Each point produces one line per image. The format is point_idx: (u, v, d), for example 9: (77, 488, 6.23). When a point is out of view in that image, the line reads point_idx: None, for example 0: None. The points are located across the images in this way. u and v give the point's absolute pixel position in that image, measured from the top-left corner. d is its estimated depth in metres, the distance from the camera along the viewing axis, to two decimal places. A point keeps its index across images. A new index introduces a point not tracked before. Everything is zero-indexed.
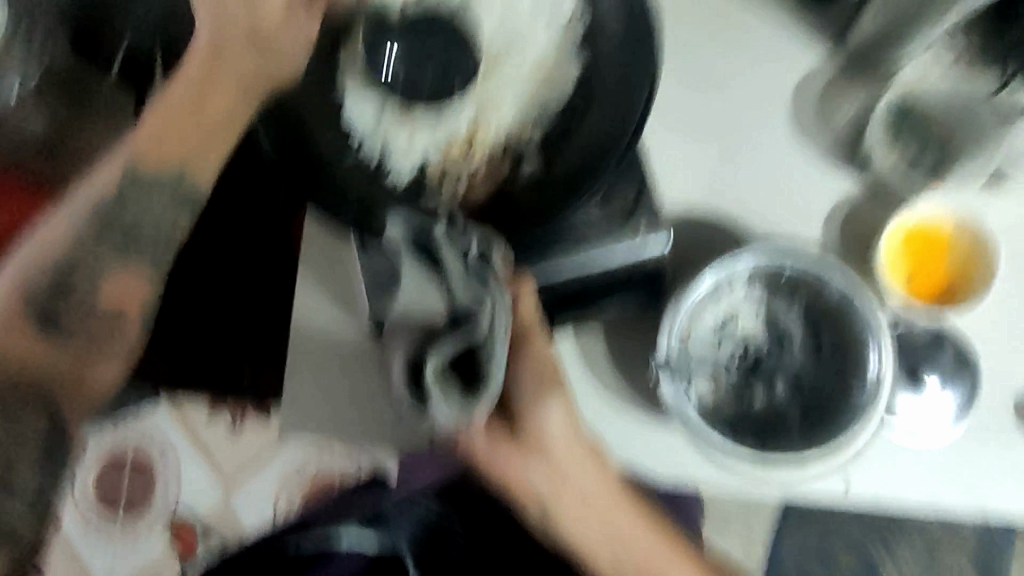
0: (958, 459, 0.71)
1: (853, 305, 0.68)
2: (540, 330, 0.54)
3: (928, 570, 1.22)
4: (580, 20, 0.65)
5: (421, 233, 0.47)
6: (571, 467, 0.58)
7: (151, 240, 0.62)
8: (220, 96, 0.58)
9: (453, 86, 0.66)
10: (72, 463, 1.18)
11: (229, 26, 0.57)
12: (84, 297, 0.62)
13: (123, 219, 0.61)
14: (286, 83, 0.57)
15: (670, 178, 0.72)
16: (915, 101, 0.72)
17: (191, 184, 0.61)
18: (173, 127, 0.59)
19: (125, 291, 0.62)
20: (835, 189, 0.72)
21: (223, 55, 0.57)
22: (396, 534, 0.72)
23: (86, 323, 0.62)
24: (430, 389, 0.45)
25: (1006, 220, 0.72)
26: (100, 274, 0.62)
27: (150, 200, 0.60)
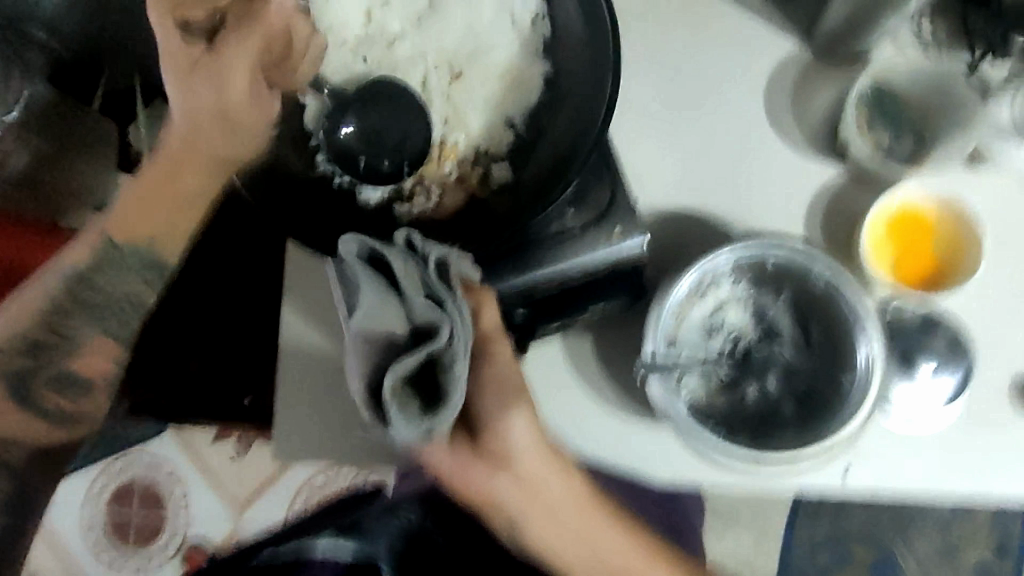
0: (957, 442, 0.70)
1: (836, 291, 0.67)
2: (502, 338, 0.52)
3: (942, 551, 1.22)
4: (543, 22, 0.65)
5: (365, 240, 0.44)
6: (539, 477, 0.56)
7: (107, 305, 0.62)
8: (198, 177, 0.56)
9: (406, 134, 0.61)
10: (79, 499, 1.17)
11: (193, 96, 0.52)
12: (51, 374, 0.63)
13: (88, 289, 0.61)
14: (186, 112, 0.53)
15: (647, 176, 0.71)
16: (890, 86, 0.72)
17: (150, 250, 0.60)
18: (149, 205, 0.58)
19: (95, 362, 0.64)
20: (816, 177, 0.72)
21: (190, 134, 0.54)
22: (376, 546, 0.75)
23: (51, 403, 0.64)
24: (389, 407, 0.40)
25: (990, 199, 0.71)
26: (70, 352, 0.63)
27: (104, 267, 0.61)
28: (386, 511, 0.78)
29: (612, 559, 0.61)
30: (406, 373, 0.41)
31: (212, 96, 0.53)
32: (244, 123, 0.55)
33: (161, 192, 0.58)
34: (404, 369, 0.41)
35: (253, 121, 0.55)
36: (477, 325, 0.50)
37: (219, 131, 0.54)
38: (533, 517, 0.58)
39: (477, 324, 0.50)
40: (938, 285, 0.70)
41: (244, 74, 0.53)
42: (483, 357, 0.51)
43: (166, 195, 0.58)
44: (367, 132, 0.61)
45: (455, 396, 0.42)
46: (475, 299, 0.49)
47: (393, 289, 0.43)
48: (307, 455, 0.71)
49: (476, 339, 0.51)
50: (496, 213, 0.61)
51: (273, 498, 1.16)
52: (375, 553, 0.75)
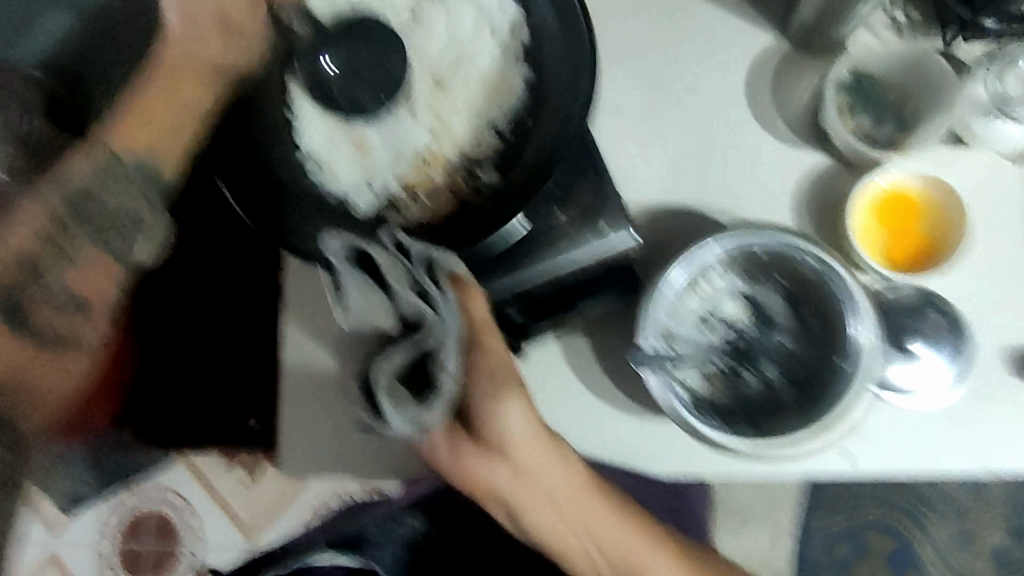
0: (958, 419, 0.70)
1: (826, 275, 0.66)
2: (492, 333, 0.52)
3: (960, 537, 1.21)
4: (521, 27, 0.66)
5: (351, 241, 0.45)
6: (535, 467, 0.56)
7: (110, 219, 0.56)
8: (196, 83, 0.59)
9: (382, 65, 0.66)
10: (93, 531, 1.18)
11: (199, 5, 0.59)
12: (48, 298, 0.55)
13: (92, 206, 0.55)
14: (189, 19, 0.59)
15: (633, 174, 0.72)
16: (867, 72, 0.73)
17: (149, 163, 0.58)
18: (140, 116, 0.58)
19: (95, 282, 0.56)
20: (801, 165, 0.73)
21: (187, 38, 0.59)
22: (379, 556, 0.77)
23: (51, 326, 0.55)
24: (381, 401, 0.42)
25: (975, 177, 0.72)
26: (68, 265, 0.55)
27: (104, 182, 0.56)
28: (388, 522, 0.79)
29: (618, 550, 0.62)
30: (396, 367, 0.43)
31: (213, 4, 0.59)
32: (244, 32, 0.60)
33: (153, 106, 0.58)
34: (394, 363, 0.42)
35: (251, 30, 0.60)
36: (467, 317, 0.50)
37: (216, 35, 0.59)
38: (529, 509, 0.58)
39: (466, 317, 0.51)
40: (914, 266, 0.71)
41: None
42: (471, 354, 0.51)
43: (157, 107, 0.58)
44: (349, 66, 0.65)
45: (444, 382, 0.43)
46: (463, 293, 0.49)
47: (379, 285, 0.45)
48: (315, 467, 0.71)
49: (467, 333, 0.51)
50: (483, 213, 0.62)
51: (286, 520, 1.17)
52: (380, 561, 0.76)
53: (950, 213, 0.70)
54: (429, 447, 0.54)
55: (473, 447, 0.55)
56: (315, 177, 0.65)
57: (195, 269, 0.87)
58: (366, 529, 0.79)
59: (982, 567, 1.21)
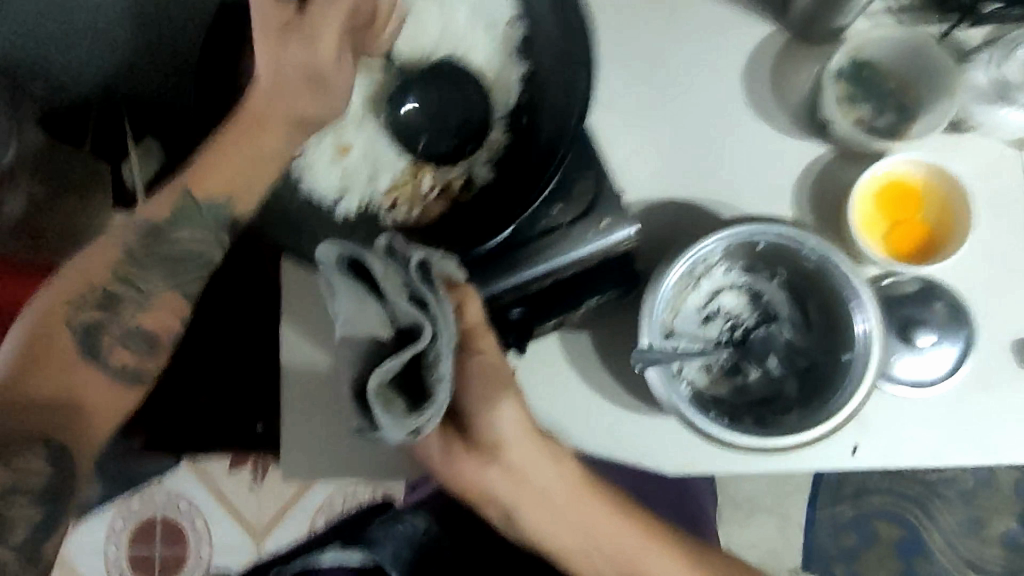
0: (965, 409, 0.70)
1: (829, 267, 0.65)
2: (486, 336, 0.52)
3: (968, 524, 1.20)
4: (518, 22, 0.65)
5: (345, 248, 0.42)
6: (535, 467, 0.56)
7: (183, 260, 0.59)
8: (278, 138, 0.56)
9: (455, 104, 0.65)
10: (103, 538, 1.18)
11: (286, 61, 0.53)
12: (119, 331, 0.57)
13: (164, 242, 0.58)
14: (275, 72, 0.54)
15: (630, 168, 0.71)
16: (866, 60, 0.72)
17: (221, 208, 0.57)
18: (219, 161, 0.56)
19: (162, 319, 0.59)
20: (802, 156, 0.72)
21: (281, 95, 0.54)
22: (383, 552, 0.69)
23: (117, 359, 0.57)
24: (375, 409, 0.40)
25: (978, 162, 0.71)
26: (140, 306, 0.58)
27: (179, 221, 0.58)
28: (391, 520, 0.74)
29: (617, 550, 0.60)
30: (389, 375, 0.41)
31: (303, 61, 0.53)
32: (335, 89, 0.55)
33: (231, 158, 0.56)
34: (388, 371, 0.41)
35: (342, 89, 0.56)
36: (460, 320, 0.50)
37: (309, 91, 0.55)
38: (533, 512, 0.58)
39: (459, 318, 0.50)
40: (920, 258, 0.70)
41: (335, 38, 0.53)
42: (469, 357, 0.51)
43: (234, 161, 0.56)
44: (429, 108, 0.65)
45: (440, 390, 0.42)
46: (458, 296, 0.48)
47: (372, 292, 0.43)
48: (319, 473, 0.71)
49: (460, 338, 0.50)
50: (479, 216, 0.62)
51: (293, 521, 1.17)
52: (381, 556, 0.69)
53: (961, 205, 0.68)
54: (421, 447, 0.55)
55: (475, 449, 0.54)
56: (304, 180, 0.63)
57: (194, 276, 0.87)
58: (369, 529, 0.73)
59: (993, 553, 1.21)
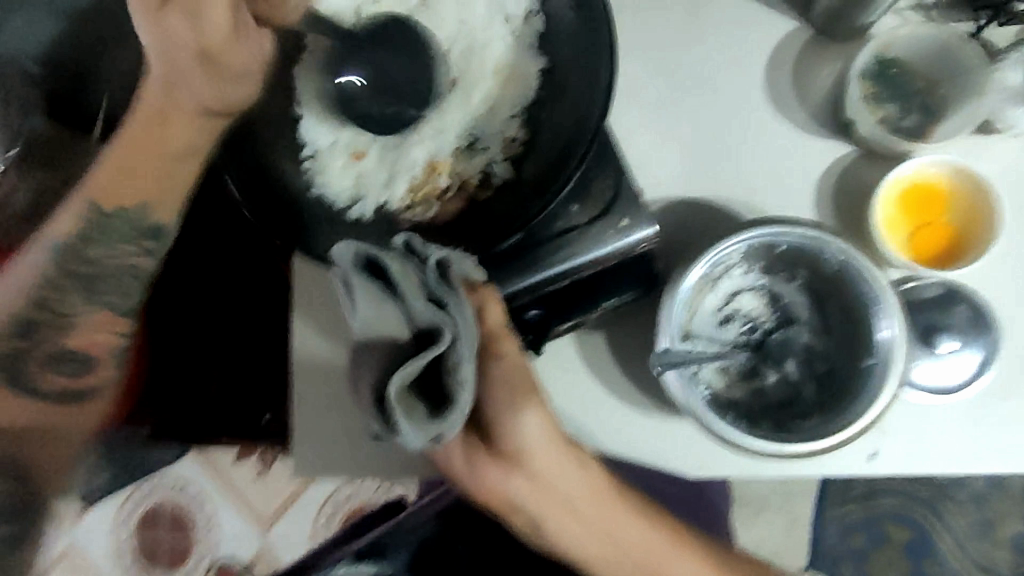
0: (985, 416, 0.68)
1: (851, 270, 0.64)
2: (508, 339, 0.50)
3: (979, 527, 1.19)
4: (536, 16, 0.63)
5: (363, 249, 0.42)
6: (552, 473, 0.55)
7: (106, 276, 0.62)
8: (184, 129, 0.58)
9: (403, 78, 0.63)
10: (114, 524, 1.19)
11: (171, 34, 0.54)
12: (46, 356, 0.62)
13: (81, 261, 0.60)
14: (168, 63, 0.56)
15: (649, 167, 0.70)
16: (892, 58, 0.70)
17: (139, 214, 0.60)
18: (131, 163, 0.59)
19: (93, 339, 0.64)
20: (825, 155, 0.70)
21: (170, 80, 0.56)
22: (396, 561, 0.74)
23: (50, 385, 0.63)
24: (395, 413, 0.39)
25: (1005, 164, 0.69)
26: (67, 331, 0.62)
27: (93, 237, 0.60)
28: (401, 526, 0.76)
29: (639, 553, 0.60)
30: (410, 377, 0.40)
31: (190, 37, 0.54)
32: (232, 66, 0.56)
33: (138, 155, 0.59)
34: (408, 373, 0.40)
35: (240, 62, 0.56)
36: (481, 325, 0.49)
37: (201, 76, 0.56)
38: (551, 518, 0.57)
39: (481, 324, 0.49)
40: (940, 262, 0.69)
41: (223, 7, 0.53)
42: (486, 359, 0.50)
43: (147, 160, 0.59)
44: (374, 78, 0.62)
45: (463, 395, 0.41)
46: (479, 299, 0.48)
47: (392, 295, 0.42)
48: (332, 469, 0.70)
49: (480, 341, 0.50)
50: (495, 214, 0.60)
51: (302, 512, 1.17)
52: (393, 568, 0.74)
53: (987, 211, 0.67)
54: (443, 455, 0.53)
55: (492, 454, 0.53)
56: (311, 176, 0.62)
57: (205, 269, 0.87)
58: (382, 536, 0.77)
59: (1003, 556, 1.20)
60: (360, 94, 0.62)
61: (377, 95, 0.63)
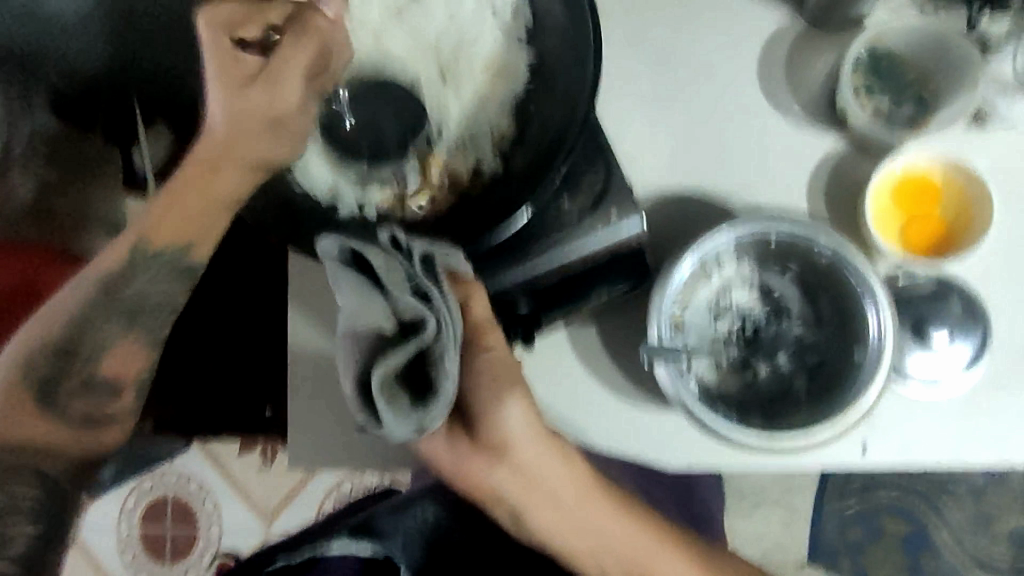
0: (977, 410, 0.68)
1: (842, 264, 0.65)
2: (494, 332, 0.51)
3: (977, 522, 1.19)
4: (525, 11, 0.63)
5: (346, 242, 0.42)
6: (536, 463, 0.56)
7: (147, 311, 0.64)
8: (233, 176, 0.57)
9: (397, 105, 0.64)
10: (115, 518, 1.20)
11: (246, 109, 0.53)
12: (81, 377, 0.65)
13: (121, 294, 0.63)
14: (234, 123, 0.53)
15: (640, 161, 0.70)
16: (885, 49, 0.70)
17: (180, 257, 0.62)
18: (171, 208, 0.60)
19: (119, 368, 0.65)
20: (817, 148, 0.70)
21: (236, 139, 0.54)
22: (393, 544, 0.71)
23: (78, 411, 0.66)
24: (378, 403, 0.40)
25: (999, 155, 0.69)
26: (95, 356, 0.64)
27: (134, 274, 0.62)
28: (400, 510, 0.74)
29: (624, 548, 0.60)
30: (393, 369, 0.40)
31: (262, 108, 0.53)
32: (294, 131, 0.55)
33: (194, 203, 0.59)
34: (392, 365, 0.40)
35: (303, 131, 0.56)
36: (466, 317, 0.50)
37: (257, 137, 0.54)
38: (535, 509, 0.57)
39: (465, 316, 0.50)
40: (941, 252, 0.68)
41: (299, 80, 0.52)
42: (472, 351, 0.50)
43: (198, 201, 0.59)
44: (365, 113, 0.64)
45: (446, 384, 0.42)
46: (461, 290, 0.48)
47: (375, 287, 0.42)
48: (327, 462, 0.71)
49: (466, 332, 0.50)
50: (487, 208, 0.60)
51: (302, 506, 1.18)
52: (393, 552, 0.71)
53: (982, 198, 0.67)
54: (428, 445, 0.53)
55: (479, 446, 0.54)
56: (292, 173, 0.61)
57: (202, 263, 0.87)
58: (376, 518, 0.73)
59: (1001, 551, 1.20)
60: (350, 130, 0.63)
61: (364, 130, 0.63)
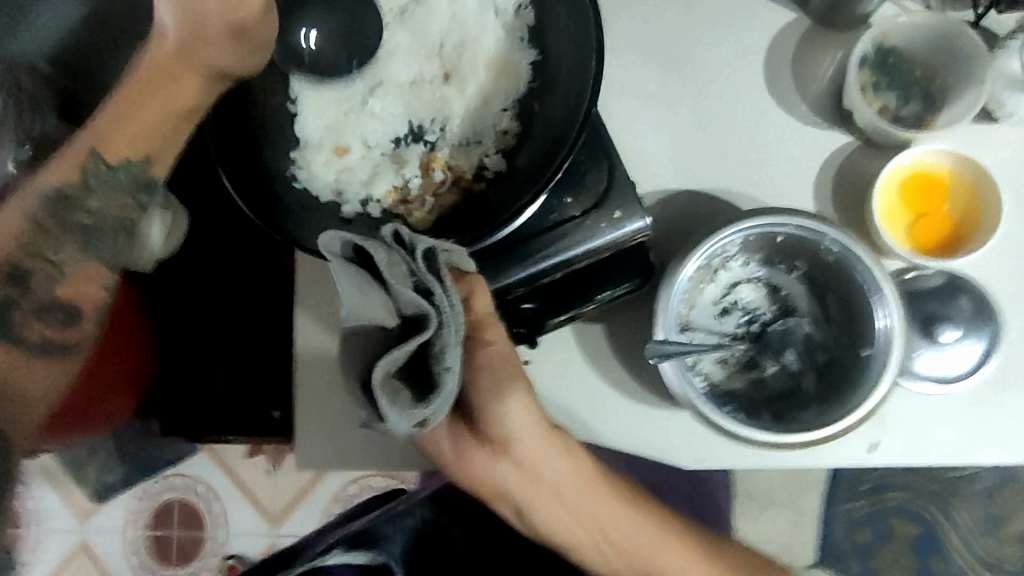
0: (985, 408, 0.68)
1: (849, 260, 0.64)
2: (494, 328, 0.50)
3: (987, 523, 1.18)
4: (526, 8, 0.63)
5: (348, 237, 0.42)
6: (542, 461, 0.56)
7: (99, 228, 0.54)
8: (196, 86, 0.53)
9: (361, 25, 0.60)
10: (123, 518, 1.20)
11: (205, 15, 0.51)
12: (32, 307, 0.53)
13: (78, 211, 0.53)
14: (192, 25, 0.51)
15: (645, 160, 0.70)
16: (892, 46, 0.70)
17: (139, 168, 0.53)
18: (132, 112, 0.52)
19: (83, 291, 0.55)
20: (824, 146, 0.70)
21: (187, 36, 0.51)
22: (389, 549, 0.72)
23: (36, 335, 0.53)
24: (379, 398, 0.39)
25: (1008, 151, 0.68)
26: (53, 279, 0.53)
27: (89, 188, 0.53)
28: (397, 515, 0.74)
29: (630, 543, 0.60)
30: (393, 364, 0.40)
31: (221, 13, 0.51)
32: (258, 38, 0.53)
33: (152, 101, 0.52)
34: (392, 360, 0.40)
35: (265, 38, 0.53)
36: (467, 312, 0.49)
37: (219, 36, 0.51)
38: (543, 505, 0.57)
39: (467, 311, 0.49)
40: (943, 253, 0.68)
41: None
42: (475, 347, 0.50)
43: (155, 101, 0.52)
44: (334, 30, 0.59)
45: (447, 381, 0.41)
46: (465, 287, 0.48)
47: (376, 282, 0.42)
48: (334, 463, 0.71)
49: (468, 330, 0.50)
50: (487, 206, 0.60)
51: (309, 508, 1.18)
52: (388, 556, 0.71)
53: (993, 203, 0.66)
54: (432, 443, 0.54)
55: (481, 443, 0.54)
56: (294, 173, 0.61)
57: (212, 263, 0.89)
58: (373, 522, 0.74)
59: (1011, 553, 1.19)
60: (312, 53, 0.59)
61: (332, 45, 0.59)
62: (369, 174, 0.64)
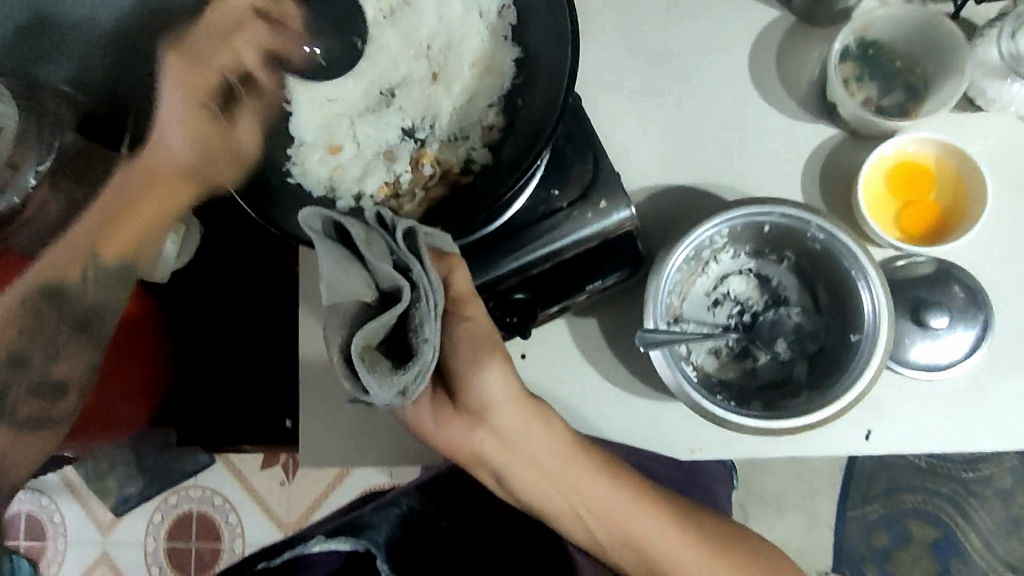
0: (981, 393, 0.68)
1: (835, 247, 0.64)
2: (475, 303, 0.54)
3: (1008, 525, 1.16)
4: (509, 9, 0.66)
5: (324, 213, 0.45)
6: (533, 442, 0.58)
7: (85, 308, 0.56)
8: (177, 198, 0.58)
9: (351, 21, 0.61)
10: (143, 531, 1.23)
11: (207, 148, 0.56)
12: (27, 385, 0.54)
13: (69, 300, 0.55)
14: (193, 155, 0.56)
15: (634, 156, 0.72)
16: (872, 39, 0.71)
17: (128, 263, 0.58)
18: (122, 222, 0.56)
19: (73, 366, 0.57)
20: (811, 139, 0.71)
21: (182, 168, 0.56)
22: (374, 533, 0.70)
23: (24, 411, 0.55)
24: (357, 367, 0.41)
25: (994, 139, 0.69)
26: (52, 358, 0.55)
27: (89, 282, 0.56)
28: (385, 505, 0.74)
29: (631, 529, 0.61)
30: (371, 334, 0.43)
31: (206, 143, 0.56)
32: (231, 152, 0.58)
33: (146, 204, 0.57)
34: (369, 332, 0.42)
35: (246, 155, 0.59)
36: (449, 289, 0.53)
37: (212, 152, 0.56)
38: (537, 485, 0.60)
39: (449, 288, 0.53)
40: (928, 240, 0.69)
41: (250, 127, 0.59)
42: (454, 320, 0.53)
43: (149, 206, 0.57)
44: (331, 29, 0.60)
45: (425, 351, 0.43)
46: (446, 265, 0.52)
47: (353, 258, 0.45)
48: (340, 460, 0.73)
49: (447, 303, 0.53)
50: (474, 197, 0.62)
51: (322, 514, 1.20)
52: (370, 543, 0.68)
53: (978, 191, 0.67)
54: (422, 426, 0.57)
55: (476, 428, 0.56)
56: (290, 169, 0.64)
57: (224, 271, 0.92)
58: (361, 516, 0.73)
59: None
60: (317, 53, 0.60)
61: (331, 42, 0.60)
62: (360, 171, 0.66)
